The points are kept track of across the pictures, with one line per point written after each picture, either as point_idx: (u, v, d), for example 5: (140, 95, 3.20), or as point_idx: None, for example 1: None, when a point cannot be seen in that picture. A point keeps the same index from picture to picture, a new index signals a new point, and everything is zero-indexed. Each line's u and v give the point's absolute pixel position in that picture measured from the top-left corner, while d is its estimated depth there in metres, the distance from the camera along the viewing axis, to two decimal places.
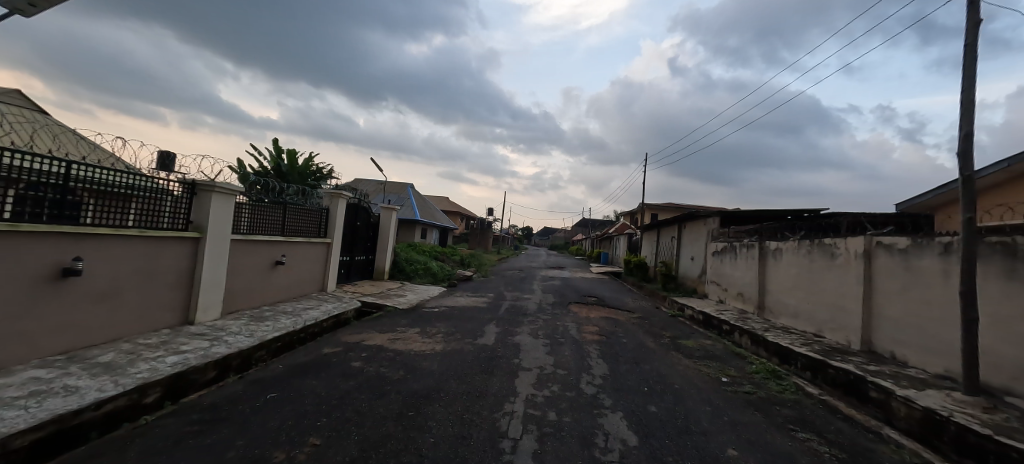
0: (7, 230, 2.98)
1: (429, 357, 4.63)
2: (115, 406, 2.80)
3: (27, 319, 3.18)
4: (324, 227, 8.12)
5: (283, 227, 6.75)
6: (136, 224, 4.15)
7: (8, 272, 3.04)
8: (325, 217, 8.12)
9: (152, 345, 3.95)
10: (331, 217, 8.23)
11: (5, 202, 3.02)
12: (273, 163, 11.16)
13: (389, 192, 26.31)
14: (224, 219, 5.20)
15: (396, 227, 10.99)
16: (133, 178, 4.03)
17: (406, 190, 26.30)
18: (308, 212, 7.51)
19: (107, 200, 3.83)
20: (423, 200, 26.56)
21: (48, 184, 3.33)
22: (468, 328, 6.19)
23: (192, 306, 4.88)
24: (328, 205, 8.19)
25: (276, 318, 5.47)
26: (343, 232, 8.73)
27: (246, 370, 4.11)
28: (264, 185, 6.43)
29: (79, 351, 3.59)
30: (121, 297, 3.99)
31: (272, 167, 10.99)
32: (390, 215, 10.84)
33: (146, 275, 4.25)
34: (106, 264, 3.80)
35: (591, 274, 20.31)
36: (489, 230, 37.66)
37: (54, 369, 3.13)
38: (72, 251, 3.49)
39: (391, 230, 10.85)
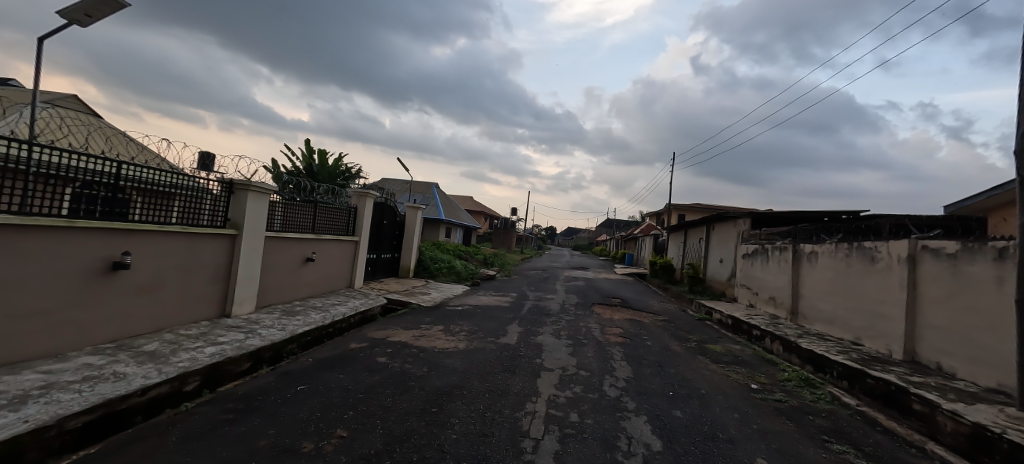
0: (65, 226, 3.22)
1: (452, 354, 4.66)
2: (158, 392, 2.97)
3: (79, 309, 3.40)
4: (352, 225, 8.32)
5: (313, 225, 6.93)
6: (179, 221, 4.37)
7: (64, 265, 3.27)
8: (352, 215, 8.32)
9: (192, 336, 4.15)
10: (358, 216, 8.42)
11: (62, 200, 3.26)
12: (304, 163, 11.56)
13: (417, 192, 26.86)
14: (259, 218, 5.41)
15: (421, 226, 11.18)
16: (176, 178, 4.26)
17: (431, 190, 26.80)
18: (337, 211, 7.70)
19: (153, 198, 4.05)
20: (447, 200, 26.97)
21: (101, 183, 3.54)
22: (490, 327, 6.21)
23: (229, 299, 5.09)
24: (356, 204, 8.40)
25: (307, 313, 5.65)
26: (369, 230, 8.93)
27: (277, 362, 4.26)
28: (288, 180, 6.38)
29: (125, 340, 3.82)
30: (164, 289, 4.22)
31: (303, 167, 11.38)
32: (415, 214, 11.05)
33: (187, 270, 4.48)
34: (150, 259, 4.03)
35: (615, 275, 20.14)
36: (512, 230, 37.75)
37: (105, 357, 3.33)
38: (122, 246, 3.73)
39: (416, 228, 11.04)
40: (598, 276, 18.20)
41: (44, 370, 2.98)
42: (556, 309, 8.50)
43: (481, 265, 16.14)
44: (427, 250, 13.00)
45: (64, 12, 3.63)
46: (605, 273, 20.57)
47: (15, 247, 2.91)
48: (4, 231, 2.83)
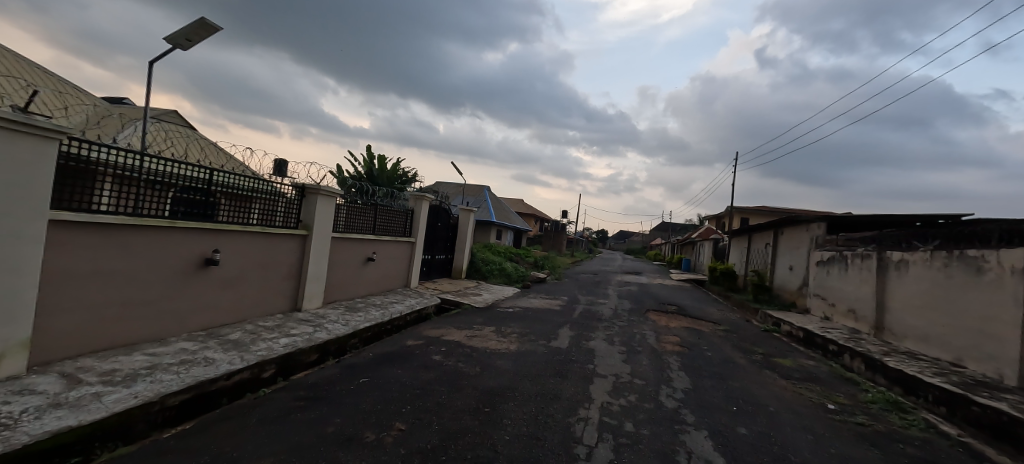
0: (167, 226, 3.65)
1: (504, 356, 4.70)
2: (240, 377, 3.30)
3: (178, 299, 3.86)
4: (409, 227, 8.69)
5: (373, 226, 7.31)
6: (259, 223, 4.80)
7: (166, 260, 3.71)
8: (409, 218, 8.69)
9: (269, 328, 4.54)
10: (415, 218, 8.78)
11: (165, 203, 3.69)
12: (366, 168, 12.29)
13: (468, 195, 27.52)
14: (327, 219, 5.80)
15: (473, 228, 11.44)
16: (257, 183, 4.66)
17: (482, 193, 27.43)
18: (396, 213, 8.08)
19: (237, 201, 4.47)
20: (498, 203, 27.43)
21: (196, 188, 3.97)
22: (541, 330, 6.20)
23: (300, 294, 5.51)
24: (412, 207, 8.76)
25: (368, 310, 5.97)
26: (425, 232, 9.28)
27: (342, 355, 4.53)
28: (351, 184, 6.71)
29: (214, 329, 4.26)
30: (246, 284, 4.65)
31: (365, 172, 12.10)
32: (468, 216, 11.33)
33: (265, 267, 4.91)
34: (235, 255, 4.47)
35: (670, 281, 19.34)
36: (562, 233, 37.54)
37: (196, 343, 3.73)
38: (212, 244, 4.16)
39: (469, 230, 11.32)
40: (652, 282, 17.57)
41: (150, 352, 3.39)
42: (608, 314, 8.32)
43: (531, 268, 16.18)
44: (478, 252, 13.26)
45: (170, 38, 4.13)
46: (660, 279, 19.81)
47: (127, 244, 3.36)
48: (119, 230, 3.28)
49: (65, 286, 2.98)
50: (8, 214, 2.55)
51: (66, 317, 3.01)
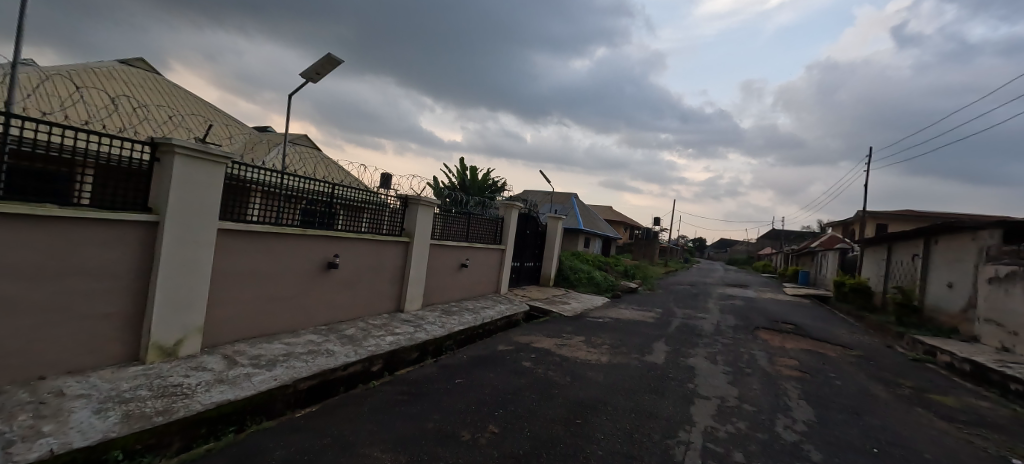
0: (299, 234, 4.25)
1: (595, 367, 4.58)
2: (354, 369, 3.75)
3: (307, 297, 4.47)
4: (499, 235, 8.99)
5: (466, 234, 7.70)
6: (369, 231, 5.33)
7: (298, 263, 4.33)
8: (499, 226, 9.00)
9: (377, 326, 5.02)
10: (504, 226, 9.06)
11: (296, 213, 4.29)
12: (459, 179, 13.12)
13: (555, 203, 27.64)
14: (425, 227, 6.24)
15: (561, 236, 11.46)
16: (368, 195, 5.17)
17: (570, 200, 27.43)
18: (487, 221, 8.42)
19: (352, 212, 5.01)
20: (585, 210, 27.16)
21: (320, 200, 4.55)
22: (635, 343, 5.93)
23: (403, 296, 5.99)
24: (502, 215, 9.06)
25: (461, 313, 6.29)
26: (514, 240, 9.52)
27: (439, 356, 4.83)
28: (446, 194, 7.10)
29: (334, 324, 4.85)
30: (359, 285, 5.20)
31: (458, 183, 12.91)
32: (556, 224, 11.38)
33: (374, 270, 5.44)
34: (352, 259, 5.05)
35: (784, 296, 17.12)
36: (654, 241, 35.68)
37: (320, 336, 4.29)
38: (333, 249, 4.74)
39: (556, 238, 11.37)
40: (761, 296, 15.73)
41: (287, 341, 3.99)
42: (709, 330, 7.66)
43: (620, 277, 15.65)
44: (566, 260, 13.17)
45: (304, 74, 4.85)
46: (771, 293, 17.65)
47: (269, 249, 4.00)
48: (264, 237, 3.93)
49: (227, 283, 3.69)
50: (192, 233, 3.30)
51: (227, 309, 3.73)
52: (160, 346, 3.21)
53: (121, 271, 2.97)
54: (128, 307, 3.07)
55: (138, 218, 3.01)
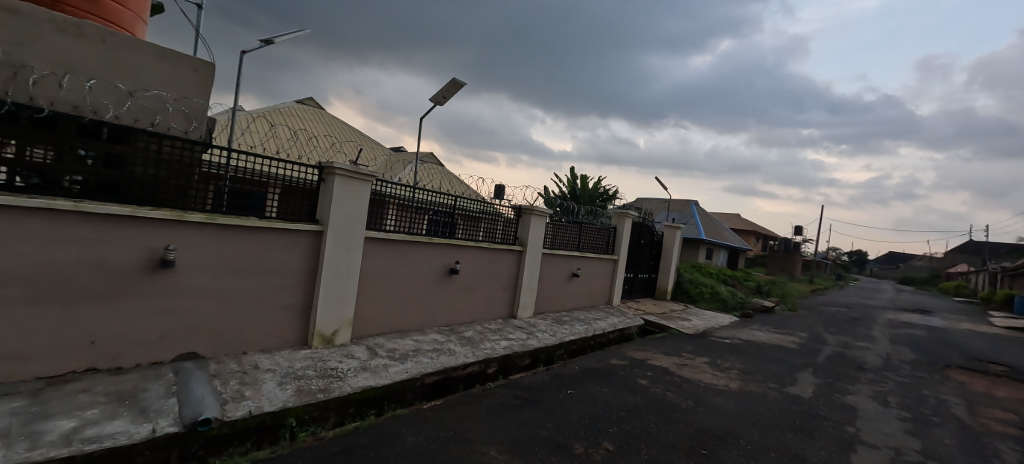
0: (426, 242, 4.72)
1: (722, 393, 4.15)
2: (472, 370, 4.05)
3: (432, 299, 4.95)
4: (611, 244, 8.76)
5: (576, 243, 7.67)
6: (486, 240, 5.62)
7: (426, 269, 4.81)
8: (611, 235, 8.77)
9: (493, 330, 5.30)
10: (616, 235, 8.81)
11: (424, 224, 4.76)
12: (569, 188, 13.29)
13: (671, 212, 25.95)
14: (538, 237, 6.34)
15: (679, 246, 10.71)
16: (485, 206, 5.46)
17: (689, 207, 25.43)
18: (599, 231, 8.26)
19: (471, 222, 5.36)
20: (706, 217, 24.90)
21: (444, 212, 4.97)
22: (772, 371, 5.21)
23: (515, 303, 6.17)
24: (615, 224, 8.82)
25: (572, 323, 6.30)
26: (627, 249, 9.17)
27: (550, 364, 4.91)
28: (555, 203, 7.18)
29: (455, 326, 5.27)
30: (477, 291, 5.56)
31: (569, 192, 13.09)
32: (674, 233, 10.68)
33: (491, 277, 5.74)
34: (471, 266, 5.41)
35: (995, 328, 13.11)
36: (795, 254, 30.76)
37: (443, 336, 4.69)
38: (455, 257, 5.14)
39: (674, 248, 10.65)
40: (958, 327, 12.29)
41: (416, 338, 4.48)
42: (875, 364, 6.30)
43: (752, 294, 13.88)
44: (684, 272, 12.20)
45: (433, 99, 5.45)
46: (971, 324, 13.70)
47: (403, 256, 4.54)
48: (400, 245, 4.48)
49: (371, 285, 4.29)
50: (344, 242, 3.93)
51: (371, 306, 4.33)
52: (322, 335, 3.92)
53: (297, 270, 3.79)
54: (299, 301, 3.86)
55: (305, 228, 3.78)
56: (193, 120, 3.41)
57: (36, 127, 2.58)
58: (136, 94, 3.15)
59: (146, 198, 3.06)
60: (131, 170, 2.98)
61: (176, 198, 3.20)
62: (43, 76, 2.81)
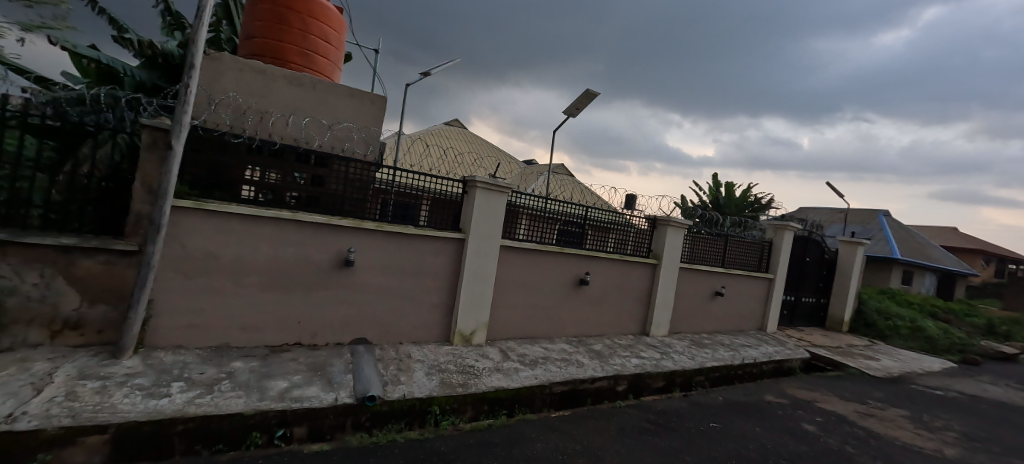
0: (557, 252, 4.82)
1: (930, 461, 3.23)
2: (601, 385, 3.97)
3: (562, 309, 5.01)
4: (766, 261, 7.54)
5: (724, 258, 6.79)
6: (618, 252, 5.41)
7: (556, 278, 4.90)
8: (767, 250, 7.55)
9: (624, 345, 5.10)
10: (774, 250, 7.56)
11: (554, 234, 4.87)
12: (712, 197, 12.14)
13: (847, 223, 21.42)
14: (676, 249, 5.79)
15: (863, 265, 8.77)
16: (617, 215, 5.28)
17: (875, 218, 20.51)
18: (751, 245, 7.19)
19: (602, 233, 5.25)
20: (900, 230, 19.75)
21: (574, 222, 5.00)
22: (1017, 444, 3.85)
23: (648, 319, 5.76)
24: (770, 237, 7.60)
25: (715, 348, 5.67)
26: (788, 267, 7.77)
27: (687, 390, 4.51)
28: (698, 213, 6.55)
29: (584, 337, 5.22)
30: (608, 303, 5.40)
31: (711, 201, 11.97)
32: (855, 249, 8.84)
33: (622, 291, 5.51)
34: (602, 278, 5.28)
35: None
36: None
37: (572, 346, 4.71)
38: (585, 267, 5.10)
39: (854, 267, 8.77)
40: None
41: (546, 346, 4.61)
42: None
43: (981, 335, 10.42)
44: (870, 300, 9.87)
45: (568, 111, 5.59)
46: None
47: (534, 265, 4.72)
48: (532, 254, 4.68)
49: (505, 291, 4.57)
50: (482, 249, 4.29)
51: (505, 311, 4.61)
52: (462, 333, 4.31)
53: (444, 274, 4.25)
54: (445, 301, 4.29)
55: (451, 236, 4.20)
56: (371, 145, 4.08)
57: (271, 160, 3.54)
58: (334, 127, 3.92)
59: (337, 210, 3.83)
60: (330, 187, 3.77)
61: (357, 210, 3.91)
62: (278, 118, 3.71)
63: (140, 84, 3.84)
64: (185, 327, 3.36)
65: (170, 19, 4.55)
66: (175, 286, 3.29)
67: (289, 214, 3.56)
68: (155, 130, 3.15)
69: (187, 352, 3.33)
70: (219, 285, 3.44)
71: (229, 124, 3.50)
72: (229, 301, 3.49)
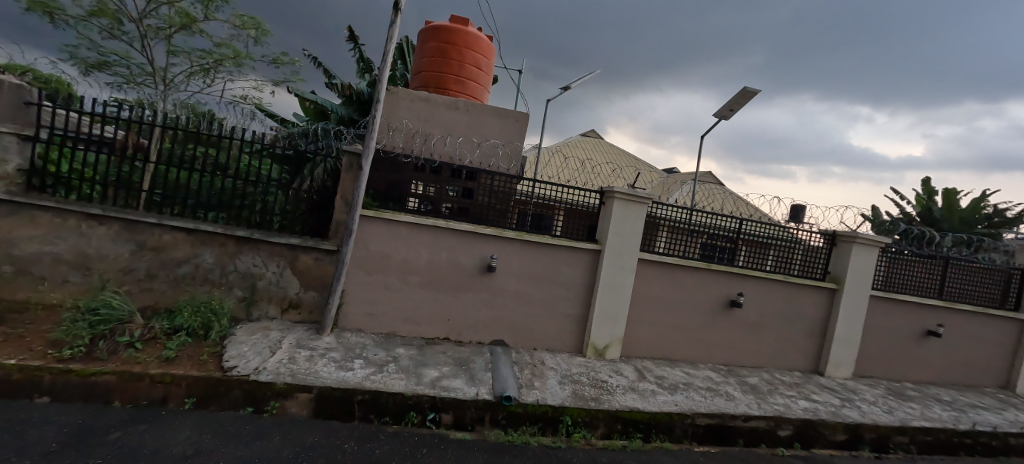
0: (703, 268, 4.41)
1: None
2: (757, 425, 3.45)
3: (708, 332, 4.53)
4: (1015, 296, 5.55)
5: (942, 288, 5.21)
6: (780, 271, 4.67)
7: (701, 298, 4.47)
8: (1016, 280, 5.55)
9: (787, 383, 4.33)
10: None
11: (700, 248, 4.46)
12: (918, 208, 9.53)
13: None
14: (866, 273, 4.70)
15: None
16: (780, 229, 4.56)
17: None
18: (989, 272, 5.37)
19: (760, 249, 4.60)
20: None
21: (724, 235, 4.50)
22: None
23: (823, 357, 4.78)
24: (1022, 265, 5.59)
25: (926, 404, 4.38)
26: None
27: (882, 452, 3.59)
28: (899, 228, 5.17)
29: (735, 367, 4.62)
30: (767, 331, 4.67)
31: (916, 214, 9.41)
32: None
33: (786, 318, 4.70)
34: (759, 302, 4.60)
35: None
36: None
37: (720, 376, 4.21)
38: (738, 287, 4.53)
39: None
40: None
41: (688, 372, 4.22)
42: None
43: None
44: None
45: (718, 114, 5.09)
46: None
47: (676, 281, 4.40)
48: (674, 268, 4.37)
49: (641, 306, 4.36)
50: (618, 261, 4.20)
51: (642, 328, 4.39)
52: (595, 346, 4.25)
53: (579, 284, 4.27)
54: (579, 312, 4.31)
55: (587, 246, 4.21)
56: (513, 159, 4.37)
57: (432, 176, 4.08)
58: (482, 144, 4.32)
59: (483, 219, 4.20)
60: (478, 199, 4.17)
61: (500, 219, 4.23)
62: (438, 139, 4.27)
63: (342, 118, 4.83)
64: (366, 314, 4.09)
65: (362, 64, 5.63)
66: (360, 281, 4.03)
67: (444, 223, 4.05)
68: (351, 154, 3.90)
69: (366, 335, 4.03)
70: (390, 281, 4.08)
71: (401, 146, 4.16)
72: (397, 296, 4.10)
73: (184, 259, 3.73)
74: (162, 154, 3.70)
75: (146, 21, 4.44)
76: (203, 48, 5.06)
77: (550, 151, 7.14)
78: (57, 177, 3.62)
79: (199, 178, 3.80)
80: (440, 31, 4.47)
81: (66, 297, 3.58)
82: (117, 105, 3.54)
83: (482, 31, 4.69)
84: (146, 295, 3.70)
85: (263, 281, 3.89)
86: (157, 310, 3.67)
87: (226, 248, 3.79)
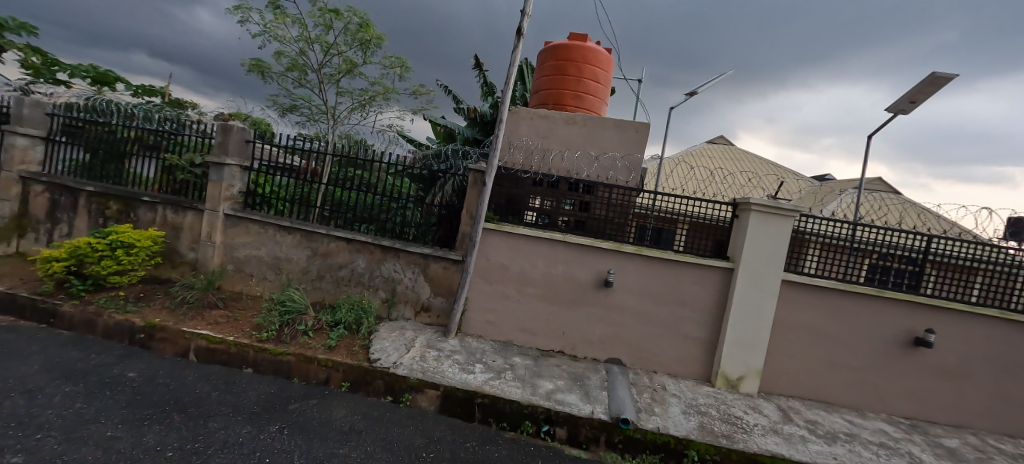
0: (872, 295, 3.67)
1: None
2: None
3: (880, 374, 3.73)
4: None
5: None
6: (993, 305, 3.62)
7: (869, 332, 3.72)
8: None
9: (1008, 454, 3.30)
10: None
11: (866, 270, 3.73)
12: None
13: None
14: None
15: None
16: (993, 251, 3.54)
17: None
18: None
19: (958, 275, 3.64)
20: None
21: (903, 256, 3.68)
22: None
23: None
24: None
25: None
26: None
27: None
28: None
29: (920, 422, 3.71)
30: (972, 382, 3.65)
31: None
32: None
33: (1005, 368, 3.60)
34: (958, 342, 3.63)
35: None
36: None
37: (899, 432, 3.43)
38: (925, 322, 3.64)
39: None
40: None
41: (851, 420, 3.53)
42: None
43: None
44: None
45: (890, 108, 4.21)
46: None
47: (834, 309, 3.74)
48: (830, 294, 3.73)
49: (784, 336, 3.82)
50: (756, 283, 3.76)
51: (787, 361, 3.84)
52: (727, 376, 3.85)
53: (706, 306, 3.94)
54: (706, 336, 3.96)
55: (717, 264, 3.87)
56: (632, 171, 4.25)
57: (549, 190, 4.20)
58: (600, 157, 4.29)
59: (600, 233, 4.16)
60: (595, 212, 4.15)
61: (618, 233, 4.14)
62: (556, 154, 4.37)
63: (468, 139, 5.28)
64: (486, 322, 4.34)
65: (485, 88, 6.08)
66: (482, 290, 4.31)
67: (561, 236, 4.12)
68: (476, 172, 4.21)
69: (486, 341, 4.27)
70: (509, 291, 4.27)
71: (521, 163, 4.36)
72: (515, 306, 4.28)
73: (343, 264, 4.45)
74: (331, 177, 4.49)
75: (323, 70, 5.47)
76: (362, 87, 6.04)
77: (671, 161, 6.73)
78: (263, 197, 4.65)
79: (356, 196, 4.50)
80: (559, 50, 4.61)
81: (265, 291, 4.56)
82: (304, 139, 4.43)
83: (601, 45, 4.69)
84: (316, 292, 4.51)
85: (401, 285, 4.42)
86: (323, 305, 4.43)
87: (374, 255, 4.41)
